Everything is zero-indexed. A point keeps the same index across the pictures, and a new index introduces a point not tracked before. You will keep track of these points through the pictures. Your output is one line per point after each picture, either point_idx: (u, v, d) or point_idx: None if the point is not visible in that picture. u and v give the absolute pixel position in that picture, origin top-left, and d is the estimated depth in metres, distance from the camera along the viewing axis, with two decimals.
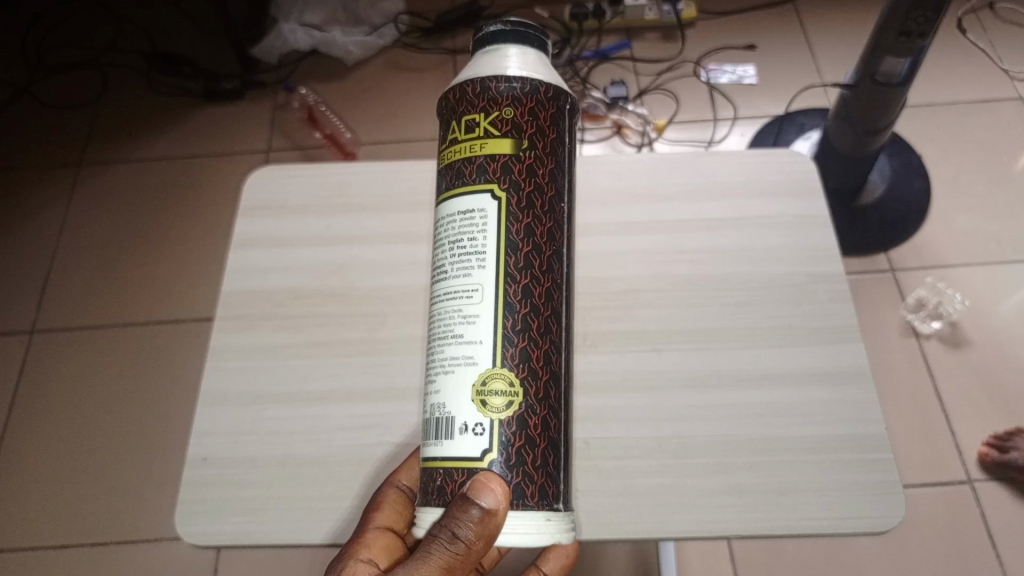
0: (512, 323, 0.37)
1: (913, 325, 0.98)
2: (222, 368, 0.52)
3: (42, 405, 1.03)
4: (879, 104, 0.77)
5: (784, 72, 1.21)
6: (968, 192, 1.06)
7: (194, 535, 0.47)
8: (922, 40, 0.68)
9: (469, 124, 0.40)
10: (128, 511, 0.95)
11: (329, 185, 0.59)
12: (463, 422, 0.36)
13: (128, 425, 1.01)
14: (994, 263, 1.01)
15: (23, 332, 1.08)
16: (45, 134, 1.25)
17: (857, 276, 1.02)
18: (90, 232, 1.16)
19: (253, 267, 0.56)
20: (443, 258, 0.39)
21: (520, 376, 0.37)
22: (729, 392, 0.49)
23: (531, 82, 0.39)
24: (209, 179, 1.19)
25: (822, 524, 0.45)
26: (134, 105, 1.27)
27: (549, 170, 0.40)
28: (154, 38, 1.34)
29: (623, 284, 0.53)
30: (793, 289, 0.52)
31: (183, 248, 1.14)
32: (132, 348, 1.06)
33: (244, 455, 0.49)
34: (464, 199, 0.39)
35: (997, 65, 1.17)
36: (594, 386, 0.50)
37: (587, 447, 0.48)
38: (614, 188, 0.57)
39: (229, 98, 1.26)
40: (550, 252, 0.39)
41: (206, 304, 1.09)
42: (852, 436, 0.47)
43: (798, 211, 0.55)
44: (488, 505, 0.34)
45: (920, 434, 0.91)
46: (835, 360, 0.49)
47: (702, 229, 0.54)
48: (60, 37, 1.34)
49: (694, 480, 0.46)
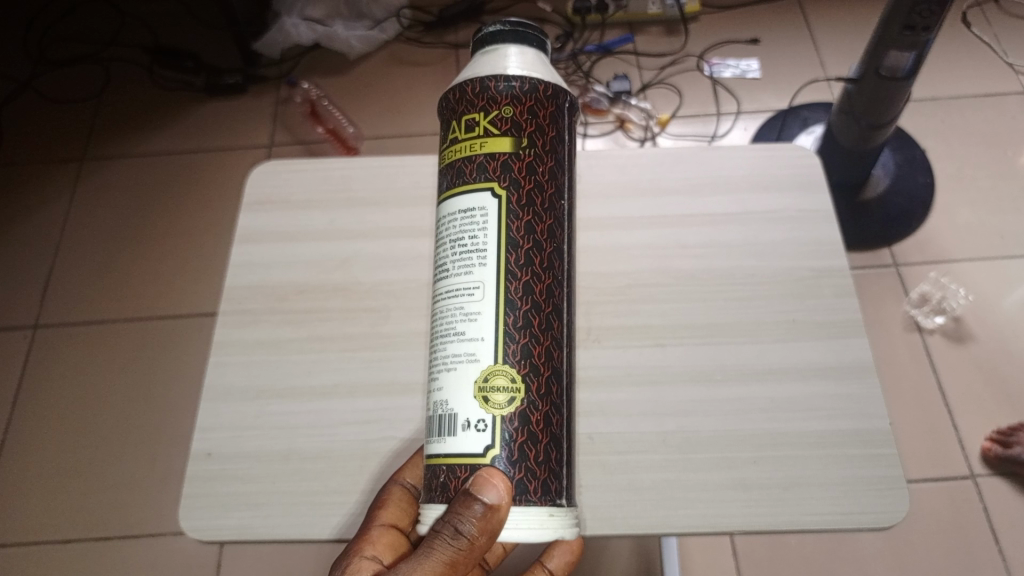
0: (513, 319, 0.37)
1: (915, 320, 0.98)
2: (225, 363, 0.52)
3: (46, 398, 1.03)
4: (884, 97, 0.77)
5: (788, 66, 1.20)
6: (972, 186, 1.06)
7: (198, 530, 0.47)
8: (927, 34, 0.67)
9: (469, 124, 0.40)
10: (132, 506, 0.96)
11: (332, 180, 0.59)
12: (465, 419, 0.36)
13: (130, 420, 1.01)
14: (997, 257, 1.00)
15: (26, 328, 1.08)
16: (47, 129, 1.24)
17: (860, 271, 1.01)
18: (92, 226, 1.16)
19: (256, 262, 0.56)
20: (444, 257, 0.39)
21: (521, 373, 0.37)
22: (733, 387, 0.49)
23: (530, 80, 0.39)
24: (210, 174, 1.19)
25: (827, 520, 0.45)
26: (135, 100, 1.27)
27: (549, 168, 0.40)
28: (156, 32, 1.34)
29: (625, 279, 0.53)
30: (797, 284, 0.52)
31: (183, 243, 1.14)
32: (133, 344, 1.06)
33: (247, 450, 0.49)
34: (464, 198, 0.39)
35: (1002, 58, 1.16)
36: (597, 381, 0.50)
37: (590, 442, 0.48)
38: (617, 182, 0.57)
39: (231, 93, 1.26)
40: (551, 248, 0.39)
41: (208, 299, 1.09)
42: (856, 431, 0.47)
43: (802, 206, 0.55)
44: (492, 501, 0.34)
45: (923, 427, 0.91)
46: (839, 355, 0.49)
47: (705, 224, 0.54)
48: (61, 32, 1.34)
49: (698, 474, 0.46)
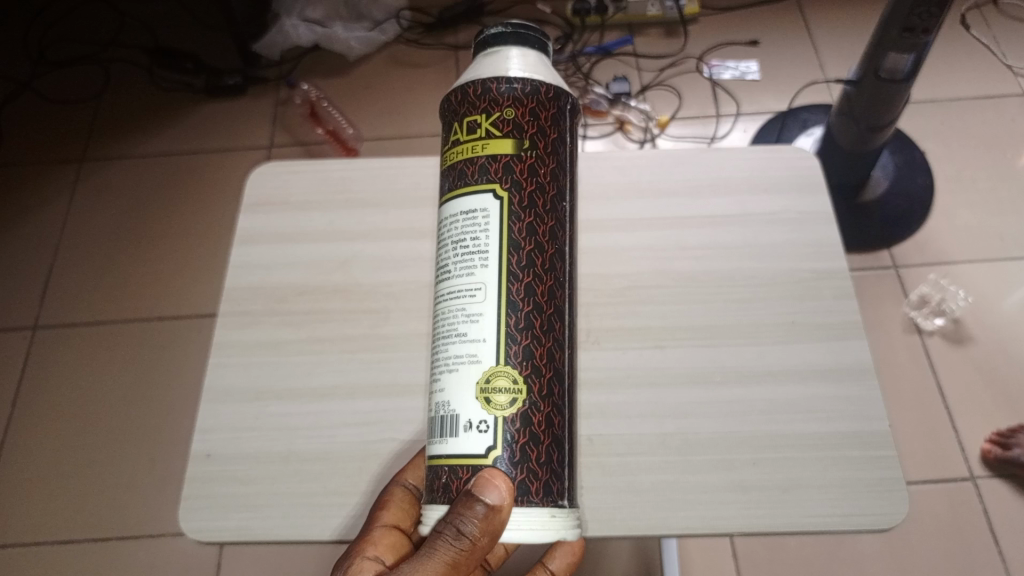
0: (514, 320, 0.37)
1: (915, 322, 0.98)
2: (225, 365, 0.52)
3: (45, 398, 1.03)
4: (883, 99, 0.77)
5: (787, 68, 1.20)
6: (971, 188, 1.06)
7: (197, 531, 0.47)
8: (927, 36, 0.67)
9: (471, 125, 0.40)
10: (132, 507, 0.96)
11: (332, 181, 0.59)
12: (467, 420, 0.36)
13: (130, 421, 1.01)
14: (996, 259, 1.00)
15: (25, 328, 1.08)
16: (46, 130, 1.24)
17: (859, 272, 1.02)
18: (92, 227, 1.16)
19: (256, 263, 0.56)
20: (446, 259, 0.39)
21: (523, 374, 0.37)
22: (733, 388, 0.49)
23: (532, 82, 0.39)
24: (209, 175, 1.19)
25: (826, 521, 0.45)
26: (135, 101, 1.27)
27: (551, 170, 0.40)
28: (156, 33, 1.34)
29: (624, 281, 0.53)
30: (796, 285, 0.52)
31: (183, 244, 1.14)
32: (132, 345, 1.06)
33: (247, 451, 0.49)
34: (466, 199, 0.39)
35: (1001, 60, 1.16)
36: (597, 383, 0.50)
37: (591, 444, 0.48)
38: (617, 183, 0.57)
39: (231, 94, 1.26)
40: (552, 250, 0.39)
41: (208, 300, 1.09)
42: (856, 433, 0.47)
43: (801, 207, 0.55)
44: (493, 502, 0.34)
45: (922, 429, 0.91)
46: (838, 356, 0.49)
47: (706, 225, 0.54)
48: (60, 33, 1.34)
49: (698, 476, 0.46)
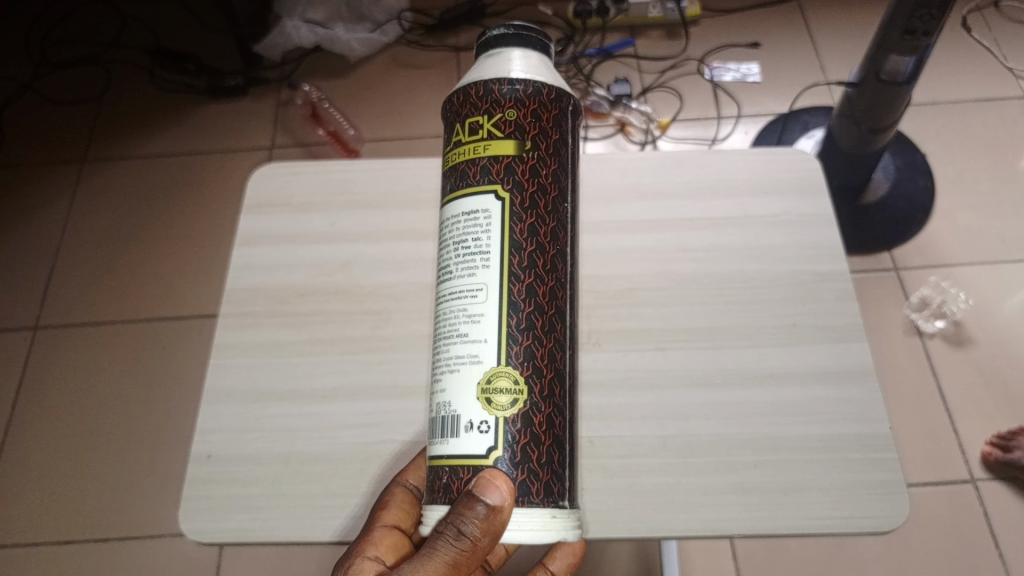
0: (515, 321, 0.37)
1: (916, 324, 0.98)
2: (226, 365, 0.52)
3: (46, 399, 1.03)
4: (883, 101, 0.77)
5: (788, 70, 1.20)
6: (973, 190, 1.06)
7: (198, 531, 0.47)
8: (927, 38, 0.67)
9: (472, 126, 0.40)
10: (133, 507, 0.96)
11: (333, 182, 0.59)
12: (468, 420, 0.36)
13: (131, 422, 1.01)
14: (997, 261, 1.00)
15: (26, 329, 1.08)
16: (48, 131, 1.25)
17: (860, 274, 1.01)
18: (93, 228, 1.16)
19: (258, 264, 0.56)
20: (448, 259, 0.39)
21: (524, 375, 0.37)
22: (734, 390, 0.49)
23: (534, 83, 0.39)
24: (211, 176, 1.19)
25: (827, 524, 0.45)
26: (137, 102, 1.27)
27: (552, 171, 0.40)
28: (158, 34, 1.34)
29: (625, 283, 0.53)
30: (798, 287, 0.52)
31: (184, 245, 1.14)
32: (134, 345, 1.06)
33: (248, 452, 0.49)
34: (468, 200, 0.39)
35: (1002, 63, 1.17)
36: (598, 385, 0.50)
37: (591, 445, 0.48)
38: (618, 185, 0.57)
39: (232, 95, 1.26)
40: (554, 251, 0.39)
41: (209, 301, 1.09)
42: (857, 435, 0.47)
43: (802, 209, 0.55)
44: (494, 502, 0.34)
45: (923, 431, 0.91)
46: (839, 359, 0.49)
47: (707, 227, 0.54)
48: (63, 34, 1.34)
49: (698, 478, 0.46)
